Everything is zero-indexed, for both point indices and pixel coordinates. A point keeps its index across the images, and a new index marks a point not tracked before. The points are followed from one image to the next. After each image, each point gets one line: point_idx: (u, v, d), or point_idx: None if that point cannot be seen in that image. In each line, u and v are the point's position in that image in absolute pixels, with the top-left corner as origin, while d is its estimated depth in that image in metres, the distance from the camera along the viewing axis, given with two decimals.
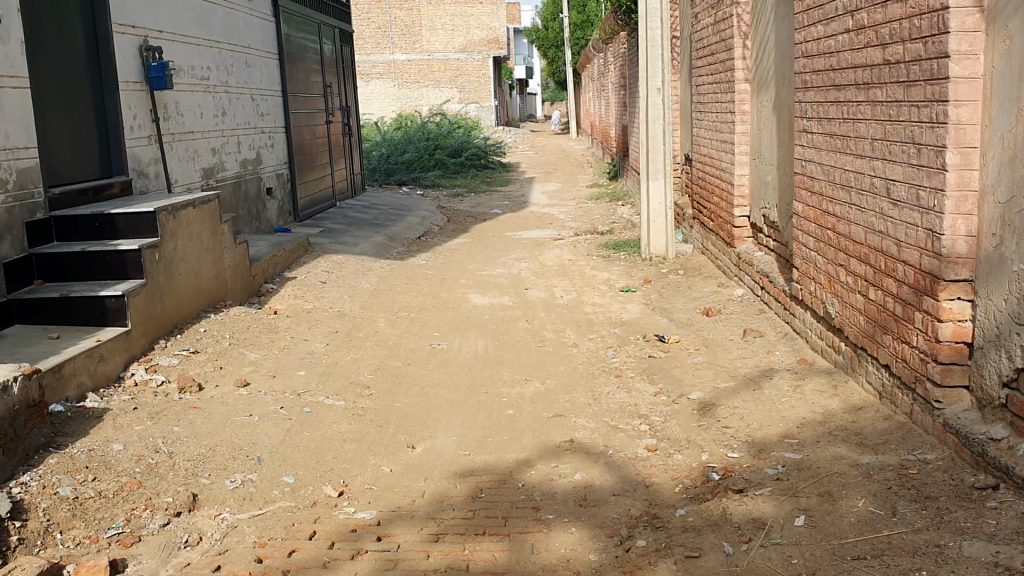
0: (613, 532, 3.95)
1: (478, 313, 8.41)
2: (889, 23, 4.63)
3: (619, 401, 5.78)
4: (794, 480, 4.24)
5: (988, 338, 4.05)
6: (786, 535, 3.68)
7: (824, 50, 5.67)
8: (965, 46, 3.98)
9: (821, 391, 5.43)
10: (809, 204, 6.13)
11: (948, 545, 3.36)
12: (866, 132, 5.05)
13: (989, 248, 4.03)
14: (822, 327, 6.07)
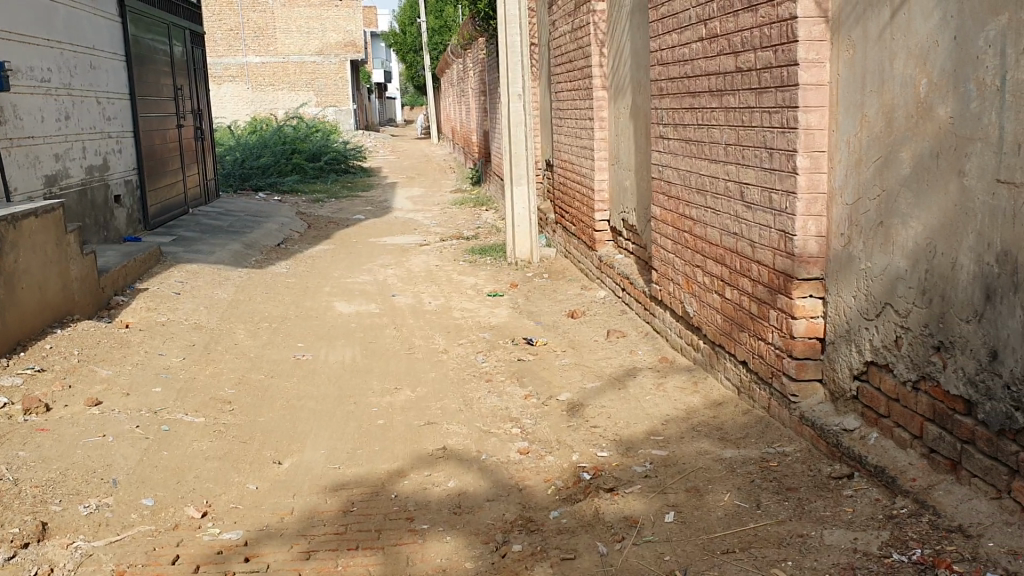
0: (488, 539, 3.93)
1: (343, 321, 8.25)
2: (741, 32, 4.79)
3: (489, 406, 5.77)
4: (662, 477, 4.33)
5: (838, 333, 4.25)
6: (657, 532, 3.75)
7: (678, 59, 5.85)
8: (812, 54, 4.15)
9: (683, 389, 5.59)
10: (666, 209, 6.29)
11: (810, 535, 3.47)
12: (719, 138, 5.22)
13: (838, 248, 4.21)
14: (681, 326, 6.25)
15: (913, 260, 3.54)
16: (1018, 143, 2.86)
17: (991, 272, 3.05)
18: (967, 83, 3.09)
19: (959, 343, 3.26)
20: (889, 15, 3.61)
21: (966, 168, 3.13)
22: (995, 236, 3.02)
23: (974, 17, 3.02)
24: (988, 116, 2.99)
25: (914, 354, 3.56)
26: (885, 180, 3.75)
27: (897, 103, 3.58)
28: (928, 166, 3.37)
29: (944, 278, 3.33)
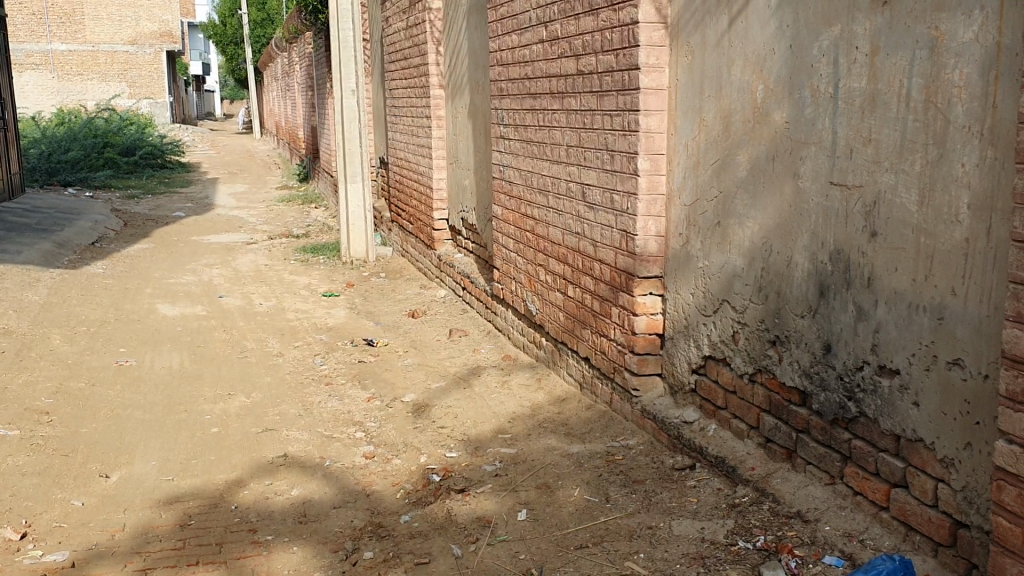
0: (337, 547, 3.81)
1: (169, 325, 7.85)
2: (582, 35, 4.86)
3: (330, 410, 5.62)
4: (511, 475, 4.33)
5: (677, 329, 4.34)
6: (511, 532, 3.75)
7: (518, 60, 5.88)
8: (653, 59, 4.20)
9: (527, 386, 5.65)
10: (508, 207, 6.32)
11: (659, 526, 3.53)
12: (561, 139, 5.27)
13: (676, 247, 4.27)
14: (523, 324, 6.29)
15: (749, 259, 3.61)
16: (850, 147, 2.92)
17: (825, 270, 3.11)
18: (802, 91, 3.17)
19: (794, 337, 3.33)
20: (726, 23, 3.69)
21: (801, 170, 3.20)
22: (829, 235, 3.07)
23: (809, 28, 3.11)
24: (822, 122, 3.06)
25: (751, 347, 3.65)
26: (722, 182, 3.81)
27: (735, 108, 3.65)
28: (764, 168, 3.43)
29: (779, 275, 3.40)
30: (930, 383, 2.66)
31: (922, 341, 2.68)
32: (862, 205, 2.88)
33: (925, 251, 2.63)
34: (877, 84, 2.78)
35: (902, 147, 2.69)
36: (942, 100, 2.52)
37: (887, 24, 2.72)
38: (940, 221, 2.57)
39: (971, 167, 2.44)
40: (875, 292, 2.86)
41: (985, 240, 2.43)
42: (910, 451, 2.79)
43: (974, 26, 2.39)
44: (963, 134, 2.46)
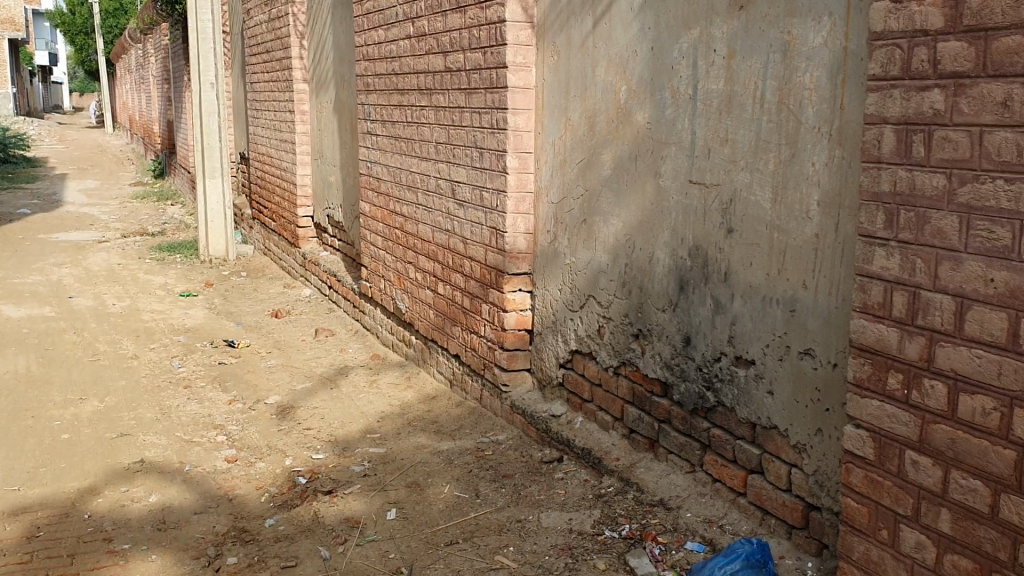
0: (199, 554, 3.68)
1: (13, 327, 7.40)
2: (449, 32, 4.85)
3: (190, 413, 5.42)
4: (379, 475, 4.29)
5: (546, 325, 4.38)
6: (379, 531, 3.71)
7: (385, 55, 5.82)
8: (520, 58, 4.22)
9: (395, 385, 5.60)
10: (376, 204, 6.24)
11: (528, 519, 3.55)
12: (429, 136, 5.25)
13: (544, 244, 4.31)
14: (392, 323, 6.24)
15: (613, 255, 3.68)
16: (708, 147, 3.02)
17: (685, 265, 3.20)
18: (662, 92, 3.24)
19: (656, 330, 3.42)
20: (590, 25, 3.74)
21: (662, 169, 3.28)
22: (688, 232, 3.17)
23: (668, 30, 3.19)
24: (681, 122, 3.15)
25: (616, 341, 3.72)
26: (587, 181, 3.86)
27: (599, 109, 3.70)
28: (627, 167, 3.50)
29: (642, 271, 3.48)
30: (783, 372, 2.78)
31: (775, 333, 2.79)
32: (720, 203, 2.98)
33: (778, 247, 2.75)
34: (733, 86, 2.88)
35: (757, 147, 2.80)
36: (794, 102, 2.64)
37: (742, 29, 2.82)
38: (792, 218, 2.68)
39: (821, 166, 2.56)
40: (731, 286, 2.97)
41: (833, 236, 2.55)
42: (765, 438, 2.90)
43: (823, 31, 2.51)
44: (813, 135, 2.58)
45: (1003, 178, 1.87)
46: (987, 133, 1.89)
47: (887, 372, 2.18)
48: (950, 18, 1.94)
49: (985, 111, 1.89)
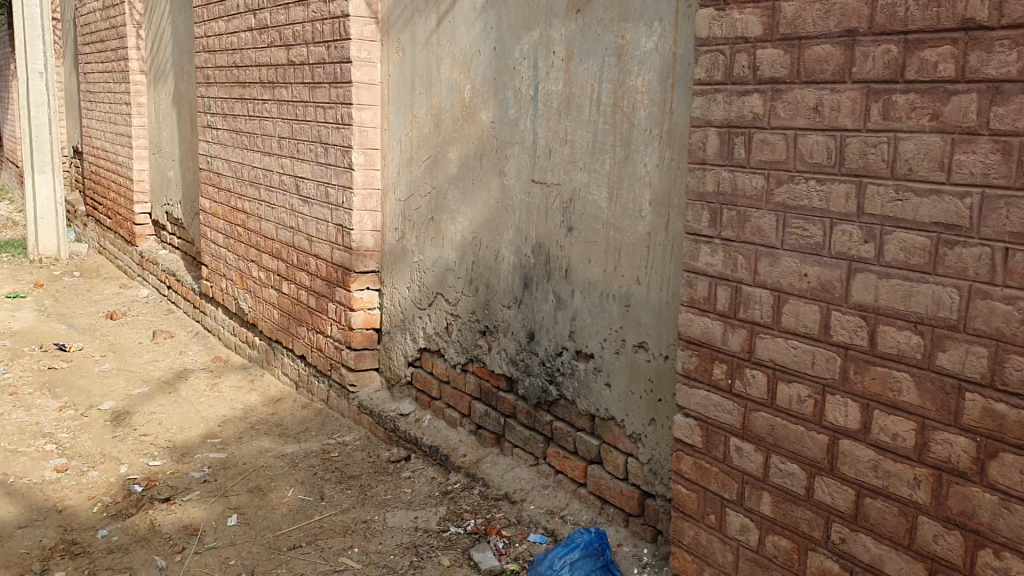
0: (23, 570, 3.46)
1: None
2: (292, 25, 4.75)
3: (15, 422, 5.10)
4: (220, 480, 4.16)
5: (393, 324, 4.34)
6: (220, 538, 3.59)
7: (226, 47, 5.64)
8: (364, 53, 4.17)
9: (239, 388, 5.44)
10: (217, 201, 6.04)
11: (374, 519, 3.51)
12: (272, 130, 5.12)
13: (391, 242, 4.27)
14: (235, 324, 6.06)
15: (459, 253, 3.68)
16: (549, 147, 3.07)
17: (528, 262, 3.24)
18: (505, 92, 3.28)
19: (501, 327, 3.45)
20: (434, 23, 3.73)
21: (505, 168, 3.31)
22: (531, 229, 3.21)
23: (510, 31, 3.22)
24: (523, 122, 3.19)
25: (463, 339, 3.73)
26: (433, 179, 3.85)
27: (444, 107, 3.70)
28: (472, 165, 3.51)
29: (487, 269, 3.50)
30: (620, 365, 2.86)
31: (612, 327, 2.87)
32: (560, 201, 3.04)
33: (614, 244, 2.82)
34: (571, 86, 2.94)
35: (594, 147, 2.86)
36: (628, 104, 2.72)
37: (579, 31, 2.88)
38: (627, 216, 2.76)
39: (653, 167, 2.65)
40: (571, 283, 3.03)
41: (665, 233, 2.63)
42: (604, 429, 2.98)
43: (655, 36, 2.60)
44: (646, 136, 2.66)
45: (814, 178, 1.98)
46: (801, 136, 2.00)
47: (713, 363, 2.29)
48: (767, 26, 2.05)
49: (798, 116, 2.00)
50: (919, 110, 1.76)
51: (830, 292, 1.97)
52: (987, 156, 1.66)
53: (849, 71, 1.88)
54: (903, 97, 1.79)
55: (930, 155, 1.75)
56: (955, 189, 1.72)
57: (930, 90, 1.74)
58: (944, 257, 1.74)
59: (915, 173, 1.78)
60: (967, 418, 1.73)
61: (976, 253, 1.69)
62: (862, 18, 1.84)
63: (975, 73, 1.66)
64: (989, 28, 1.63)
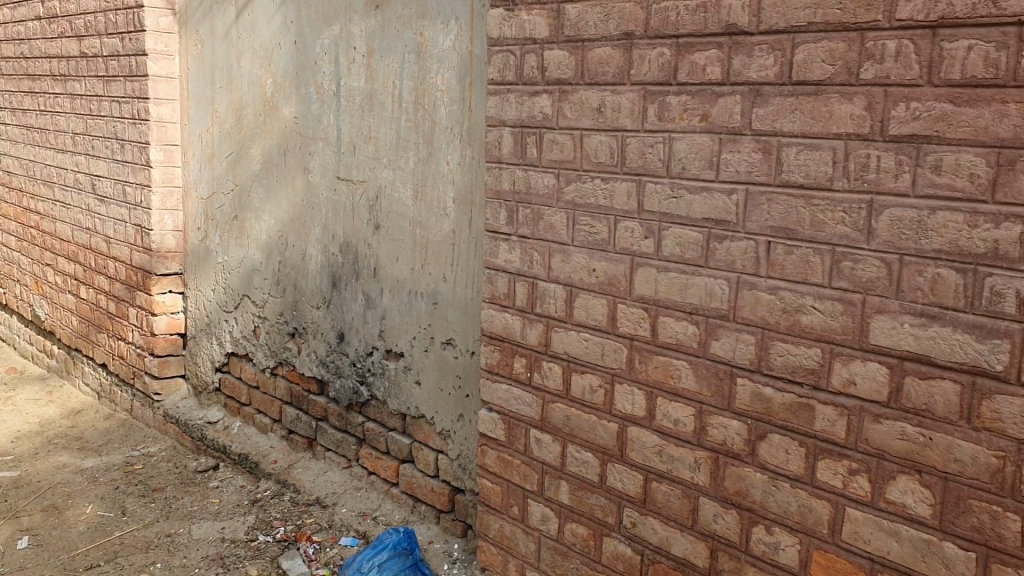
0: None
1: None
2: (83, 14, 4.48)
3: None
4: (10, 500, 3.81)
5: (200, 327, 4.18)
6: (8, 564, 3.24)
7: (11, 37, 5.26)
8: (161, 46, 3.99)
9: (34, 400, 5.08)
10: (8, 201, 5.63)
11: (179, 532, 3.31)
12: (65, 126, 4.82)
13: (195, 242, 4.09)
14: (31, 332, 5.66)
15: (265, 252, 3.58)
16: (353, 144, 3.03)
17: (335, 262, 3.19)
18: (307, 87, 3.21)
19: (310, 328, 3.38)
20: (234, 15, 3.61)
21: (310, 165, 3.24)
22: (338, 228, 3.16)
23: (310, 25, 3.15)
24: (326, 118, 3.13)
25: (271, 341, 3.63)
26: (235, 176, 3.72)
27: (245, 102, 3.58)
28: (276, 162, 3.42)
29: (294, 269, 3.42)
30: (428, 363, 2.86)
31: (420, 326, 2.87)
32: (365, 199, 3.01)
33: (420, 242, 2.82)
34: (373, 83, 2.91)
35: (397, 145, 2.85)
36: (429, 101, 2.71)
37: (379, 28, 2.86)
38: (431, 214, 2.76)
39: (454, 165, 2.66)
40: (379, 282, 3.01)
41: (467, 231, 2.65)
42: (414, 427, 2.97)
43: (451, 35, 2.61)
44: (447, 134, 2.67)
45: (599, 177, 2.04)
46: (586, 136, 2.06)
47: (513, 357, 2.32)
48: (554, 28, 2.10)
49: (583, 116, 2.05)
50: (690, 111, 1.84)
51: (616, 286, 2.03)
52: (751, 155, 1.74)
53: (629, 73, 1.95)
54: (676, 98, 1.86)
55: (701, 155, 1.83)
56: (723, 187, 1.80)
57: (699, 92, 1.82)
58: (716, 251, 1.83)
59: (688, 172, 1.86)
60: (739, 402, 1.83)
61: (743, 246, 1.78)
62: (639, 21, 1.91)
63: (738, 76, 1.75)
64: (749, 33, 1.72)
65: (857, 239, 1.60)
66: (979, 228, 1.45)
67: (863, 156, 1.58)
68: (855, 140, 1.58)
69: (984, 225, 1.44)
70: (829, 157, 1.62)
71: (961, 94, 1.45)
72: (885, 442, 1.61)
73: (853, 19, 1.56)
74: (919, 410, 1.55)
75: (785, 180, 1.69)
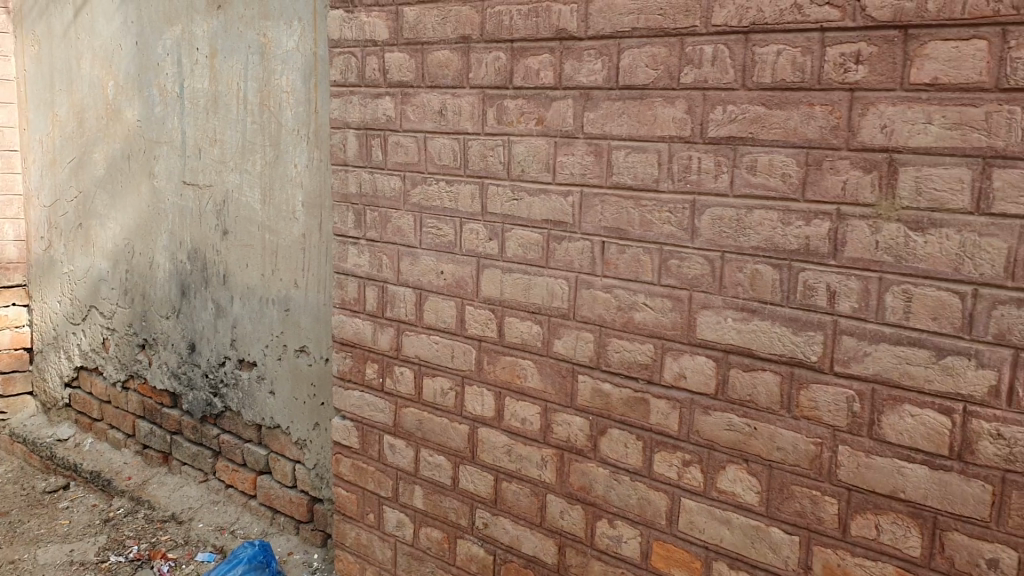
0: None
1: None
2: None
3: None
4: None
5: (46, 341, 3.97)
6: None
7: None
8: None
9: None
10: None
11: (22, 558, 2.97)
12: None
13: (38, 252, 3.89)
14: None
15: (113, 261, 3.44)
16: (198, 148, 2.94)
17: (184, 269, 3.09)
18: (150, 89, 3.10)
19: (161, 338, 3.27)
20: (72, 14, 3.46)
21: (155, 170, 3.14)
22: (185, 234, 3.06)
23: (151, 25, 3.05)
24: (170, 121, 3.03)
25: (121, 353, 3.49)
26: (78, 182, 3.55)
27: (87, 105, 3.43)
28: (121, 167, 3.29)
29: (142, 277, 3.30)
30: (282, 371, 2.80)
31: (272, 333, 2.81)
32: (213, 203, 2.93)
33: (270, 247, 2.76)
34: (217, 85, 2.84)
35: (244, 148, 2.78)
36: (274, 103, 2.66)
37: (222, 28, 2.79)
38: (280, 218, 2.71)
39: (302, 168, 2.61)
40: (229, 289, 2.93)
41: (317, 235, 2.61)
42: (270, 437, 2.91)
43: (295, 36, 2.56)
44: (293, 137, 2.62)
45: (443, 180, 2.04)
46: (429, 139, 2.05)
47: (364, 363, 2.30)
48: (393, 30, 2.08)
49: (426, 119, 2.05)
50: (526, 115, 1.86)
51: (463, 288, 2.04)
52: (584, 158, 1.78)
53: (467, 76, 1.95)
54: (513, 102, 1.88)
55: (539, 157, 1.85)
56: (559, 189, 1.83)
57: (535, 96, 1.84)
58: (556, 252, 1.85)
59: (527, 175, 1.88)
60: (581, 399, 1.86)
61: (580, 246, 1.81)
62: (475, 25, 1.92)
63: (570, 80, 1.78)
64: (579, 38, 1.75)
65: (682, 238, 1.65)
66: (792, 225, 1.51)
67: (685, 157, 1.63)
68: (678, 143, 1.63)
69: (796, 222, 1.51)
70: (655, 159, 1.67)
71: (773, 97, 1.51)
72: (714, 433, 1.67)
73: (674, 25, 1.61)
74: (744, 402, 1.62)
75: (617, 181, 1.73)
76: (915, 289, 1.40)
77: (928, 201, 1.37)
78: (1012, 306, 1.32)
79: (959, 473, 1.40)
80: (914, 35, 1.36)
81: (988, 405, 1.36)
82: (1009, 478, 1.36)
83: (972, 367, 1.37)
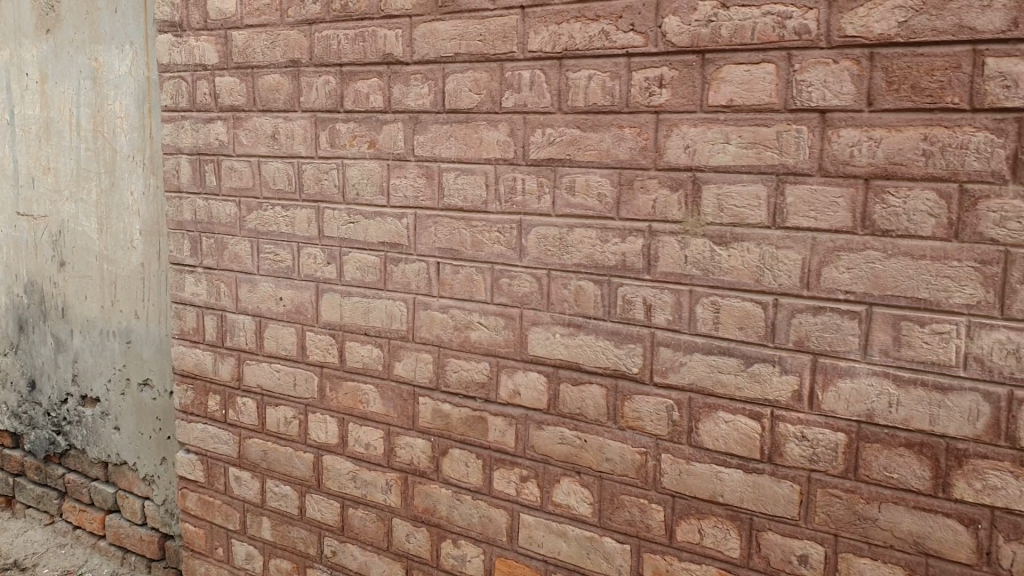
0: None
1: None
2: None
3: None
4: None
5: None
6: None
7: None
8: None
9: None
10: None
11: None
12: None
13: None
14: None
15: None
16: (31, 176, 2.83)
17: (21, 303, 2.96)
18: None
19: None
20: None
21: None
22: (20, 267, 2.94)
23: None
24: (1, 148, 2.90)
25: None
26: None
27: None
28: None
29: None
30: (126, 406, 2.72)
31: (114, 367, 2.72)
32: (48, 234, 2.82)
33: (108, 277, 2.67)
34: (48, 110, 2.74)
35: (78, 175, 2.69)
36: (108, 129, 2.58)
37: (51, 52, 2.69)
38: (118, 247, 2.63)
39: (138, 195, 2.55)
40: (68, 322, 2.83)
41: (157, 263, 2.55)
42: (117, 474, 2.80)
43: (127, 60, 2.50)
44: (129, 163, 2.55)
45: (278, 205, 2.02)
46: (263, 163, 2.03)
47: (207, 394, 2.25)
48: (222, 53, 2.05)
49: (259, 143, 2.03)
50: (358, 138, 1.86)
51: (303, 314, 2.02)
52: (415, 180, 1.79)
53: (299, 101, 1.94)
54: (344, 125, 1.88)
55: (372, 180, 1.86)
56: (393, 211, 1.83)
57: (365, 119, 1.85)
58: (393, 273, 1.86)
59: (360, 198, 1.88)
60: (422, 420, 1.87)
61: (415, 268, 1.82)
62: (304, 49, 1.91)
63: (398, 104, 1.79)
64: (405, 62, 1.77)
65: (511, 257, 1.68)
66: (610, 243, 1.56)
67: (509, 179, 1.66)
68: (503, 165, 1.67)
69: (613, 240, 1.56)
70: (482, 180, 1.69)
71: (587, 119, 1.56)
72: (548, 448, 1.70)
73: (493, 51, 1.64)
74: (574, 415, 1.66)
75: (447, 203, 1.75)
76: (722, 300, 1.47)
77: (730, 216, 1.44)
78: (808, 314, 1.40)
79: (770, 475, 1.47)
80: (710, 60, 1.43)
81: (792, 409, 1.43)
82: (814, 477, 1.43)
83: (776, 373, 1.44)
